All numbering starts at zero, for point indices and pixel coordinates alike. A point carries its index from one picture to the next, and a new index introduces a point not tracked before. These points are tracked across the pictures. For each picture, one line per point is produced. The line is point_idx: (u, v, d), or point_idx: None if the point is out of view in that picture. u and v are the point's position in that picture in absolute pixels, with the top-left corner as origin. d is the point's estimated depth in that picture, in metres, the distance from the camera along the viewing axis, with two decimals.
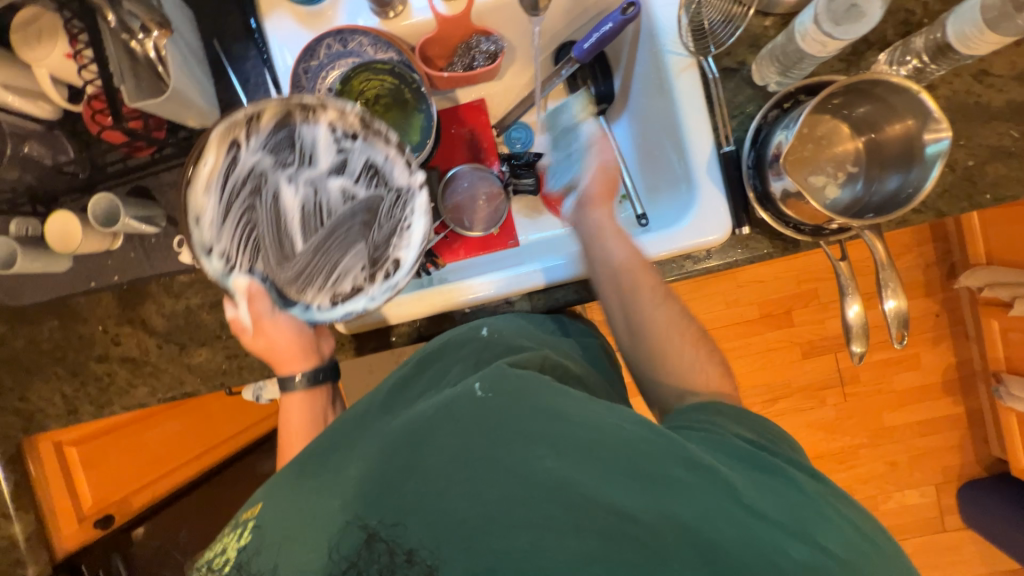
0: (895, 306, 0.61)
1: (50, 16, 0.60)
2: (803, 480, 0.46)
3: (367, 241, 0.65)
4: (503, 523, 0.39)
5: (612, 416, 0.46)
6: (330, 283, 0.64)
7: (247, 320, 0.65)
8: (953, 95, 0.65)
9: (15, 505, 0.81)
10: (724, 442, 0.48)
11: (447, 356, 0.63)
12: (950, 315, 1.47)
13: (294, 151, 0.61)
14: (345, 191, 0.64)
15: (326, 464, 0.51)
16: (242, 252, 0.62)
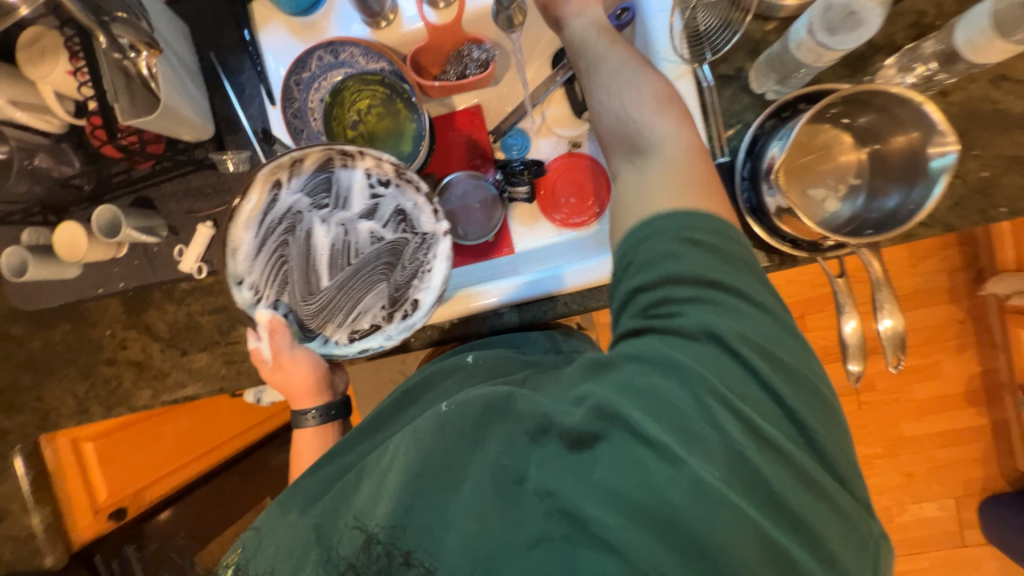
0: (890, 325, 0.59)
1: (52, 35, 0.62)
2: (726, 372, 0.38)
3: (389, 281, 0.69)
4: (457, 517, 0.41)
5: (547, 395, 0.45)
6: (350, 318, 0.69)
7: (269, 353, 0.68)
8: (967, 102, 0.61)
9: (36, 497, 0.89)
10: (641, 338, 0.42)
11: (433, 393, 0.64)
12: (976, 323, 1.39)
13: (330, 194, 0.66)
14: (373, 234, 0.69)
15: (301, 492, 0.54)
16: (271, 284, 0.66)
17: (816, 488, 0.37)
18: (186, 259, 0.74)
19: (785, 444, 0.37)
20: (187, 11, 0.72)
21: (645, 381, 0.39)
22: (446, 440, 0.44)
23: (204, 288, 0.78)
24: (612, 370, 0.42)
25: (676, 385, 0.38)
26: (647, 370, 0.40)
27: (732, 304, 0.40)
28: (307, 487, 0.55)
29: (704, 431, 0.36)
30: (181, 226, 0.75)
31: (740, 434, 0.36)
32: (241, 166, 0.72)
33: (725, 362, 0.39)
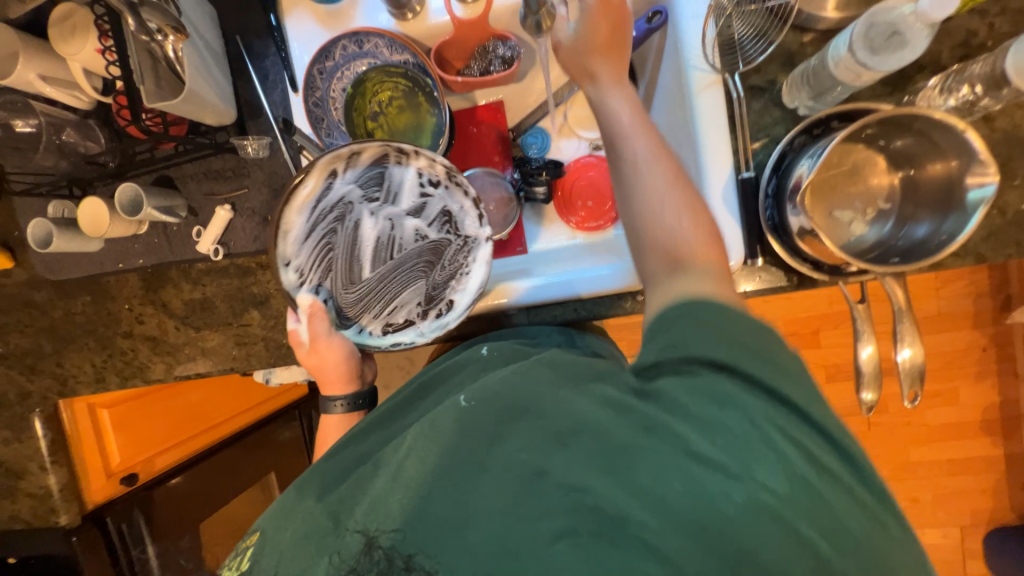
0: (909, 357, 0.57)
1: (83, 13, 0.63)
2: (772, 408, 0.40)
3: (427, 279, 0.70)
4: (474, 514, 0.40)
5: (579, 396, 0.44)
6: (387, 311, 0.70)
7: (305, 336, 0.68)
8: (1013, 128, 0.58)
9: (52, 458, 0.93)
10: (691, 371, 0.42)
11: (446, 384, 0.65)
12: (999, 351, 1.35)
13: (382, 188, 0.66)
14: (417, 231, 0.69)
15: (318, 480, 0.55)
16: (316, 270, 0.65)
17: (866, 509, 0.38)
18: (204, 240, 0.76)
19: (833, 468, 0.38)
20: None
21: (703, 410, 0.39)
22: (463, 434, 0.45)
23: (219, 270, 0.79)
24: (663, 398, 0.41)
25: (737, 413, 0.39)
26: (705, 400, 0.40)
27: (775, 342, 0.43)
28: (322, 478, 0.55)
29: (759, 444, 0.37)
30: (200, 207, 0.76)
31: (799, 459, 0.37)
32: (260, 151, 0.73)
33: (768, 401, 0.40)
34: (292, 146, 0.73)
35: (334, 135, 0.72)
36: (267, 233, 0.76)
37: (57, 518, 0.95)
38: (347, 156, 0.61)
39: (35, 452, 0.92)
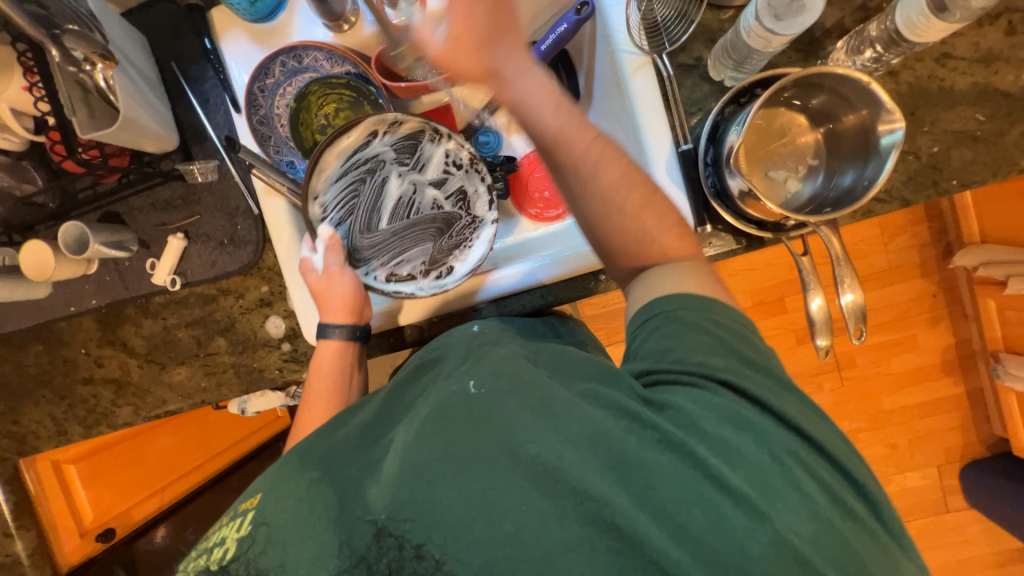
0: (852, 300, 0.60)
1: (5, 50, 0.61)
2: (787, 444, 0.42)
3: (435, 243, 0.73)
4: (489, 511, 0.40)
5: (591, 400, 0.45)
6: (393, 262, 0.73)
7: (319, 266, 0.68)
8: (915, 80, 0.64)
9: (15, 523, 0.86)
10: (710, 396, 0.44)
11: (444, 359, 0.58)
12: (947, 295, 1.43)
13: (413, 157, 0.72)
14: (435, 201, 0.73)
15: (320, 449, 0.51)
16: (340, 209, 0.70)
17: (871, 533, 0.41)
18: (159, 271, 0.74)
19: (844, 497, 0.42)
20: (144, 23, 0.71)
21: (716, 432, 0.42)
22: (477, 421, 0.44)
23: (179, 301, 0.77)
24: (672, 411, 0.44)
25: (750, 437, 0.42)
26: (717, 421, 0.43)
27: (753, 356, 0.47)
28: (324, 447, 0.52)
29: (771, 472, 0.40)
30: (152, 238, 0.75)
31: (818, 494, 0.40)
32: (209, 175, 0.73)
33: (783, 437, 0.43)
34: (240, 166, 0.73)
35: (282, 151, 0.72)
36: (225, 257, 0.75)
37: None
38: (390, 121, 0.68)
39: None
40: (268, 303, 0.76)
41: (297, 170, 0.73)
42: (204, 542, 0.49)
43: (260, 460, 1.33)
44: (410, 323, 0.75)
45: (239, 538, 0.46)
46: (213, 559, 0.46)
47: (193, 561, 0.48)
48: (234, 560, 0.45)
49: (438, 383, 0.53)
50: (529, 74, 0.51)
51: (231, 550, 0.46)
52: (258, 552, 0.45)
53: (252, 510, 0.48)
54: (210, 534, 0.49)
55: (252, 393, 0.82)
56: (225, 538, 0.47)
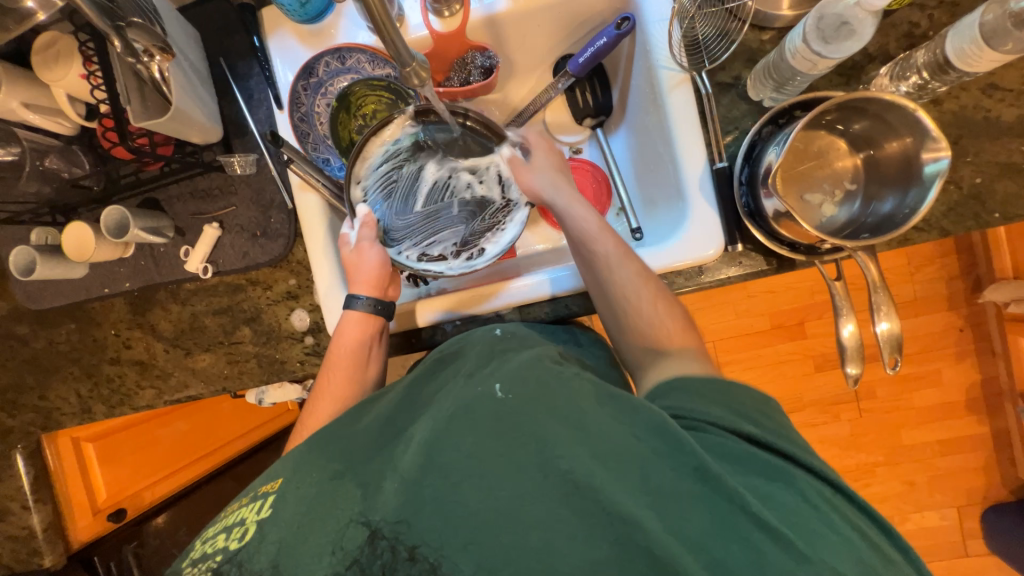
0: (887, 328, 0.59)
1: (67, 40, 0.64)
2: (817, 490, 0.42)
3: (467, 226, 0.75)
4: (517, 520, 0.41)
5: (622, 419, 0.44)
6: (425, 242, 0.75)
7: (353, 242, 0.70)
8: (960, 110, 0.63)
9: (35, 497, 0.89)
10: (737, 443, 0.44)
11: (463, 357, 0.58)
12: (976, 330, 1.39)
13: (451, 144, 0.74)
14: (469, 185, 0.76)
15: (339, 441, 0.52)
16: (379, 191, 0.73)
17: None
18: (192, 259, 0.75)
19: (886, 546, 0.40)
20: (197, 19, 0.74)
21: (744, 479, 0.42)
22: (503, 432, 0.44)
23: (209, 288, 0.78)
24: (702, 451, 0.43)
25: (782, 486, 0.42)
26: (747, 472, 0.42)
27: (759, 404, 0.48)
28: (342, 438, 0.52)
29: (810, 517, 0.40)
30: (188, 226, 0.76)
31: (860, 541, 0.39)
32: (247, 168, 0.75)
33: (813, 483, 0.42)
34: (278, 161, 0.74)
35: (320, 149, 0.74)
36: (257, 248, 0.76)
37: (40, 560, 0.91)
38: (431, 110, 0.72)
39: (16, 492, 0.88)
40: (294, 296, 0.77)
41: (332, 167, 0.75)
42: (222, 521, 0.49)
43: (269, 451, 1.34)
44: (428, 324, 0.74)
45: (259, 517, 0.47)
46: (232, 536, 0.47)
47: (210, 541, 0.48)
48: (251, 543, 0.45)
49: (457, 383, 0.52)
50: (574, 196, 0.67)
51: (252, 528, 0.46)
52: (275, 537, 0.45)
53: (273, 493, 0.48)
54: (229, 513, 0.50)
55: (271, 384, 0.83)
56: (244, 519, 0.47)
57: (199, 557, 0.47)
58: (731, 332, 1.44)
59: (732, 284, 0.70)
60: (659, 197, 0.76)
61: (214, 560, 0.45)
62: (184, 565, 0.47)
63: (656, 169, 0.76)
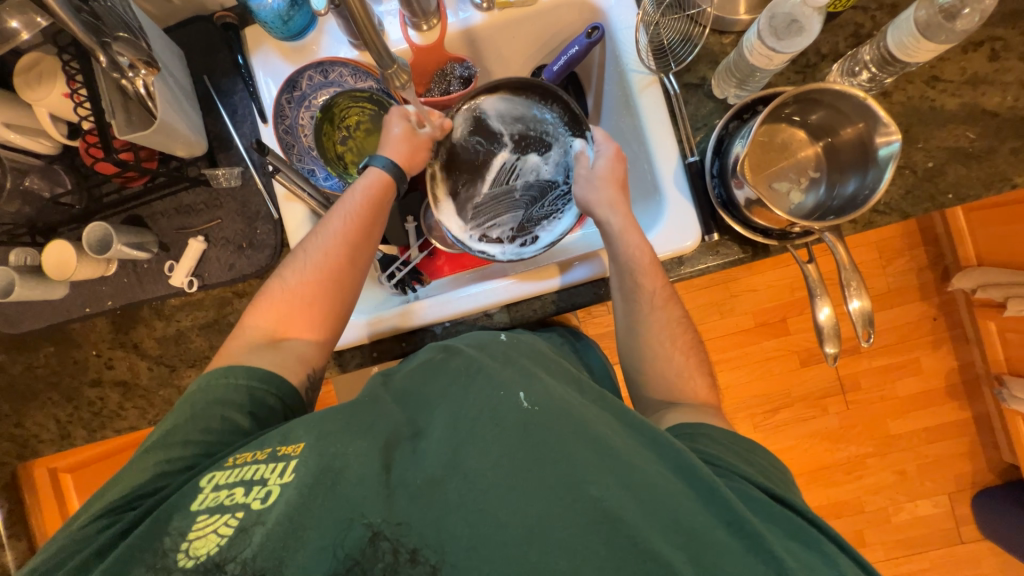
0: (859, 306, 0.62)
1: (50, 60, 0.65)
2: (852, 568, 0.42)
3: (526, 210, 0.78)
4: (541, 536, 0.40)
5: (657, 459, 0.46)
6: (485, 223, 0.78)
7: (409, 124, 0.70)
8: (907, 101, 0.68)
9: (9, 533, 0.85)
10: (769, 504, 0.46)
11: (476, 351, 0.57)
12: (948, 318, 1.44)
13: (513, 121, 0.77)
14: (533, 167, 0.79)
15: (362, 421, 0.50)
16: (451, 169, 0.78)
17: None
18: (177, 273, 0.75)
19: None
20: (182, 39, 0.76)
21: (785, 543, 0.42)
22: (532, 457, 0.44)
23: (194, 303, 0.78)
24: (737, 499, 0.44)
25: (819, 557, 0.42)
26: (782, 533, 0.43)
27: (772, 468, 0.53)
28: (360, 424, 0.50)
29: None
30: (172, 241, 0.76)
31: None
32: (232, 181, 0.75)
33: (849, 562, 0.42)
34: (264, 173, 0.75)
35: (304, 159, 0.76)
36: (243, 260, 0.76)
37: None
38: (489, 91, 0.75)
39: None
40: None
41: (318, 177, 0.76)
42: (237, 473, 0.47)
43: None
44: (422, 328, 0.74)
45: (281, 483, 0.45)
46: (250, 494, 0.45)
47: (227, 492, 0.46)
48: (274, 504, 0.44)
49: (474, 379, 0.52)
50: (628, 226, 0.66)
51: (272, 492, 0.45)
52: (291, 511, 0.43)
53: (296, 459, 0.46)
54: (245, 466, 0.48)
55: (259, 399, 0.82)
56: (266, 479, 0.46)
57: (215, 508, 0.45)
58: (717, 331, 1.47)
59: (712, 274, 0.72)
60: (640, 197, 0.78)
61: (236, 516, 0.44)
62: (196, 513, 0.45)
63: (634, 171, 0.79)
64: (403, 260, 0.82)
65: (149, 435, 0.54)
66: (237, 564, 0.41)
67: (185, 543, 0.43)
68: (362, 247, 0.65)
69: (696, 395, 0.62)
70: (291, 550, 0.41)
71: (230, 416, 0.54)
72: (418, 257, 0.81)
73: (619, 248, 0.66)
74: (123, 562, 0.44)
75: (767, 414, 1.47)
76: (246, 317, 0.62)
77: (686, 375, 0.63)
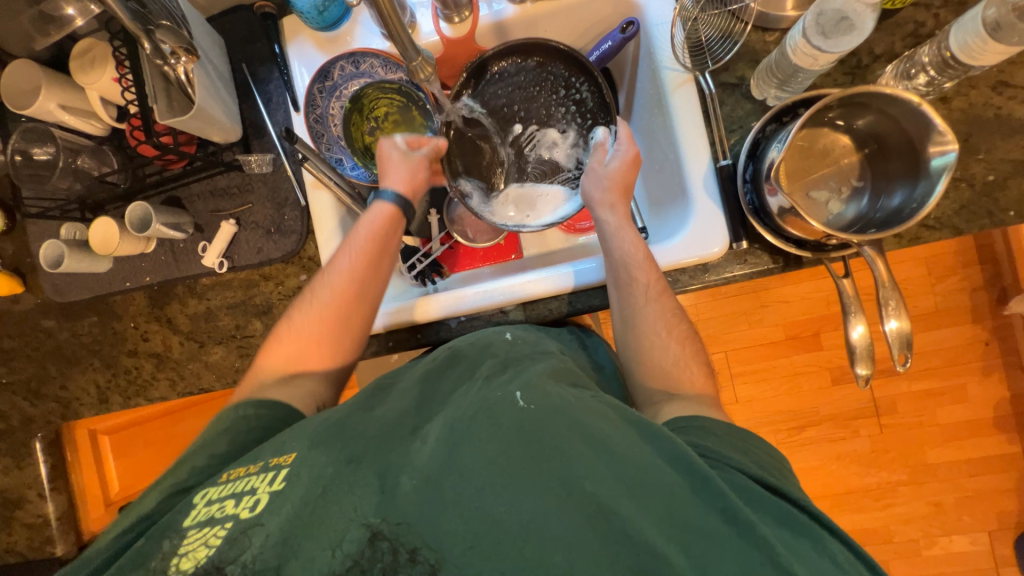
0: (896, 327, 0.58)
1: (102, 46, 0.68)
2: (845, 558, 0.41)
3: (532, 182, 0.82)
4: (540, 537, 0.40)
5: (652, 451, 0.45)
6: (493, 184, 0.81)
7: (403, 151, 0.71)
8: (969, 107, 0.62)
9: (51, 485, 0.90)
10: (764, 497, 0.44)
11: (478, 355, 0.60)
12: (1002, 345, 1.34)
13: (542, 89, 0.78)
14: (552, 142, 0.81)
15: (358, 423, 0.52)
16: (476, 122, 0.79)
17: None
18: (210, 253, 0.78)
19: None
20: (224, 28, 0.79)
21: (777, 533, 0.41)
22: (524, 450, 0.44)
23: (224, 284, 0.81)
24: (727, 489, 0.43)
25: (808, 543, 0.41)
26: (776, 525, 0.42)
27: (766, 457, 0.51)
28: (354, 427, 0.51)
29: None
30: (206, 223, 0.79)
31: None
32: (264, 167, 0.78)
33: (841, 551, 0.41)
34: (293, 161, 0.77)
35: (333, 149, 0.77)
36: (271, 244, 0.78)
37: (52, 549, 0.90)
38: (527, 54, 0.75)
39: (34, 480, 0.90)
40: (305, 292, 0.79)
41: (344, 167, 0.78)
42: (230, 487, 0.48)
43: None
44: (439, 321, 0.75)
45: (272, 491, 0.46)
46: (241, 506, 0.45)
47: (219, 504, 0.46)
48: (267, 511, 0.44)
49: (474, 386, 0.53)
50: (623, 225, 0.66)
51: (264, 500, 0.45)
52: (288, 512, 0.44)
53: (286, 467, 0.47)
54: (239, 480, 0.48)
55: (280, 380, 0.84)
56: (256, 488, 0.47)
57: (205, 521, 0.45)
58: (744, 342, 1.41)
59: (739, 283, 0.69)
60: (666, 199, 0.76)
61: (224, 526, 0.44)
62: (187, 526, 0.45)
63: (660, 171, 0.77)
64: (424, 251, 0.82)
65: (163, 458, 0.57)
66: (237, 565, 0.42)
67: (178, 556, 0.43)
68: (370, 287, 0.66)
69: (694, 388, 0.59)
70: (287, 557, 0.42)
71: (239, 420, 0.57)
72: (440, 249, 0.81)
73: (614, 245, 0.65)
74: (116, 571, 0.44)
75: (792, 432, 1.41)
76: (261, 357, 0.65)
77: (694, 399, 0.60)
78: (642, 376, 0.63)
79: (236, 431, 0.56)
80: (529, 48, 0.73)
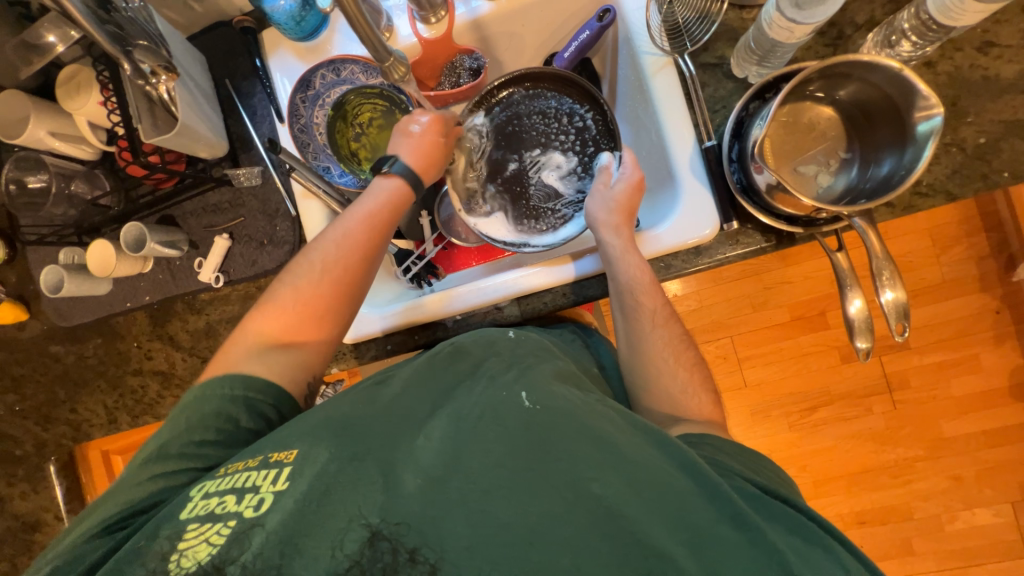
0: (892, 298, 0.57)
1: (86, 71, 0.70)
2: (854, 565, 0.40)
3: (534, 205, 0.79)
4: (545, 535, 0.40)
5: (661, 455, 0.45)
6: (493, 203, 0.79)
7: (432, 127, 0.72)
8: (955, 70, 0.61)
9: (68, 507, 0.92)
10: (775, 505, 0.44)
11: (482, 350, 0.59)
12: (1013, 312, 1.31)
13: (545, 114, 0.79)
14: (555, 167, 0.79)
15: (360, 422, 0.51)
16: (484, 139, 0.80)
17: None
18: (206, 269, 0.79)
19: None
20: (205, 45, 0.80)
21: (784, 538, 0.41)
22: (531, 455, 0.43)
23: (222, 298, 0.81)
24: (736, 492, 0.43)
25: (817, 550, 0.40)
26: (784, 530, 0.42)
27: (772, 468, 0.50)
28: (358, 427, 0.50)
29: None
30: (201, 239, 0.80)
31: None
32: (253, 180, 0.79)
33: (851, 559, 0.41)
34: (282, 172, 0.78)
35: (320, 156, 0.77)
36: (265, 256, 0.79)
37: None
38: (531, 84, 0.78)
39: (50, 503, 0.92)
40: None
41: (332, 174, 0.78)
42: (228, 481, 0.48)
43: None
44: (441, 319, 0.75)
45: (274, 491, 0.45)
46: (244, 503, 0.45)
47: (219, 501, 0.46)
48: (270, 510, 0.44)
49: (478, 384, 0.53)
50: (629, 248, 0.64)
51: (266, 499, 0.45)
52: (290, 516, 0.43)
53: (289, 465, 0.46)
54: (237, 474, 0.48)
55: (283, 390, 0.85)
56: (258, 486, 0.46)
57: (206, 517, 0.45)
58: (749, 326, 1.40)
59: (733, 264, 0.68)
60: (657, 186, 0.75)
61: (228, 524, 0.44)
62: (186, 521, 0.45)
63: (656, 177, 0.76)
64: (418, 254, 0.82)
65: (142, 449, 0.55)
66: (237, 566, 0.42)
67: (177, 552, 0.43)
68: (374, 262, 0.65)
69: (701, 413, 0.58)
70: (289, 557, 0.42)
71: (228, 412, 0.56)
72: (433, 250, 0.82)
73: (618, 267, 0.64)
74: (115, 570, 0.44)
75: (804, 413, 1.39)
76: (246, 322, 0.62)
77: (689, 387, 0.60)
78: (639, 365, 0.63)
79: (228, 427, 0.56)
80: (534, 78, 0.77)
